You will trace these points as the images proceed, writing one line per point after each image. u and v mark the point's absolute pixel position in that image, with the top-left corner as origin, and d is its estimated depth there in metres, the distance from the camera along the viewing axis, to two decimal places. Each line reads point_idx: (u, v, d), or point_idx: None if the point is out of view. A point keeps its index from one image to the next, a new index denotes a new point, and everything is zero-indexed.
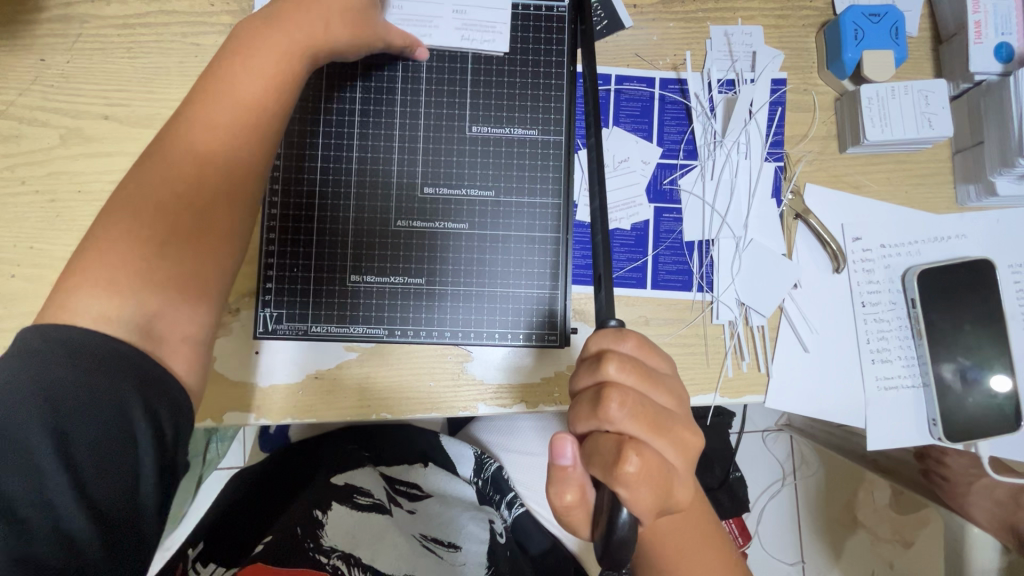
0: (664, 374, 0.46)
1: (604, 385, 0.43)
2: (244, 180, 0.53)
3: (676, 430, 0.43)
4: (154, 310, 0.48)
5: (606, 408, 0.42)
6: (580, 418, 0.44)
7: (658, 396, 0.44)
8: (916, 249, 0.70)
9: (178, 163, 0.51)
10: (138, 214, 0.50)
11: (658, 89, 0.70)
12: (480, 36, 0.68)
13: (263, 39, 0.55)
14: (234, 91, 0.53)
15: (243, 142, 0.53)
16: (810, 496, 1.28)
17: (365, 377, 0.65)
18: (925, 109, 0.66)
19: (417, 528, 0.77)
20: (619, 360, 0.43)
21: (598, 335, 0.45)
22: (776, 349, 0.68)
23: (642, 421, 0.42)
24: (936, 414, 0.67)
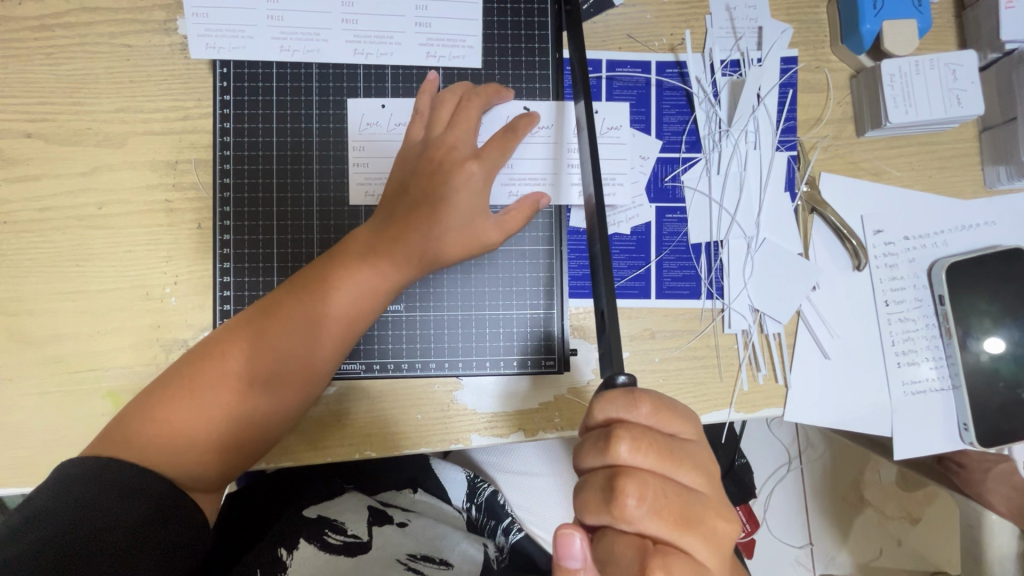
0: (685, 443, 0.41)
1: (618, 472, 0.38)
2: (301, 382, 0.53)
3: (705, 522, 0.38)
4: (217, 458, 0.50)
5: (620, 505, 0.37)
6: (589, 511, 0.39)
7: (680, 477, 0.40)
8: (942, 240, 0.64)
9: (264, 327, 0.52)
10: (222, 368, 0.51)
11: (654, 75, 0.63)
12: (448, 52, 0.60)
13: (374, 238, 0.54)
14: (328, 272, 0.54)
15: (310, 358, 0.53)
16: (816, 477, 1.18)
17: (345, 415, 0.58)
18: (952, 85, 0.59)
19: (405, 549, 0.65)
20: (632, 440, 0.39)
21: (608, 403, 0.40)
22: (794, 358, 0.62)
23: (665, 520, 0.37)
24: (968, 419, 0.62)
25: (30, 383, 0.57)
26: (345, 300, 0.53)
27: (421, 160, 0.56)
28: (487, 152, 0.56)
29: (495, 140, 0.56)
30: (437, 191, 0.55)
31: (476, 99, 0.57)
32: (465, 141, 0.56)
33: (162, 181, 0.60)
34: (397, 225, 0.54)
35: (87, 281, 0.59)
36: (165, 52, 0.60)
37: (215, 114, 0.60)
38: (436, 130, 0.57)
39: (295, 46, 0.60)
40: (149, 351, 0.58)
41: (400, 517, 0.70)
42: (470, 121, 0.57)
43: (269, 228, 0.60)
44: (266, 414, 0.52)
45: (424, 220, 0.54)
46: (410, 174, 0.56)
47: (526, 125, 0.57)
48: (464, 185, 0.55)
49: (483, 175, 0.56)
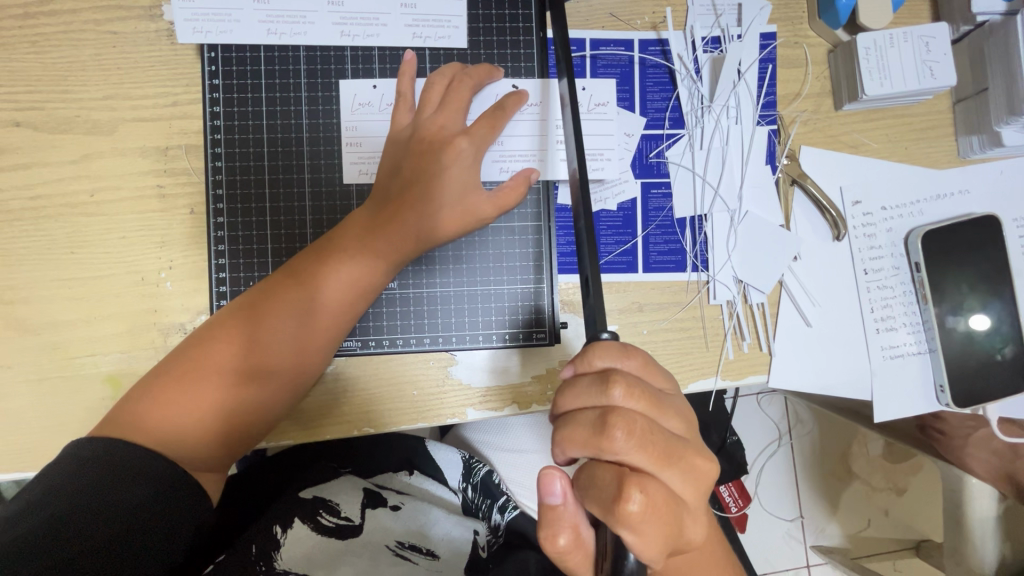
0: (670, 398, 0.44)
1: (608, 411, 0.40)
2: (299, 364, 0.54)
3: (686, 459, 0.40)
4: (219, 438, 0.52)
5: (608, 435, 0.39)
6: (577, 444, 0.41)
7: (664, 420, 0.42)
8: (918, 209, 0.66)
9: (264, 310, 0.53)
10: (224, 351, 0.52)
11: (637, 52, 0.64)
12: (434, 33, 0.61)
13: (369, 220, 0.55)
14: (326, 255, 0.54)
15: (309, 339, 0.54)
16: (805, 454, 1.21)
17: (342, 392, 0.59)
18: (925, 57, 0.61)
19: (393, 536, 0.68)
20: (626, 384, 0.41)
21: (604, 350, 0.43)
22: (777, 326, 0.64)
23: (648, 451, 0.39)
24: (944, 380, 0.64)
25: (30, 369, 0.58)
26: (344, 279, 0.54)
27: (413, 141, 0.57)
28: (476, 130, 0.57)
29: (484, 118, 0.57)
30: (430, 170, 0.56)
31: (467, 80, 0.58)
32: (455, 120, 0.57)
33: (153, 167, 0.60)
34: (391, 204, 0.55)
35: (82, 268, 0.59)
36: (151, 37, 0.60)
37: (205, 98, 0.60)
38: (426, 111, 0.57)
39: (282, 29, 0.60)
40: (147, 335, 0.59)
41: (395, 499, 0.72)
42: (460, 101, 0.57)
43: (262, 211, 0.61)
44: (267, 395, 0.53)
45: (418, 199, 0.55)
46: (403, 155, 0.57)
47: (515, 104, 0.58)
48: (455, 163, 0.56)
49: (474, 152, 0.57)
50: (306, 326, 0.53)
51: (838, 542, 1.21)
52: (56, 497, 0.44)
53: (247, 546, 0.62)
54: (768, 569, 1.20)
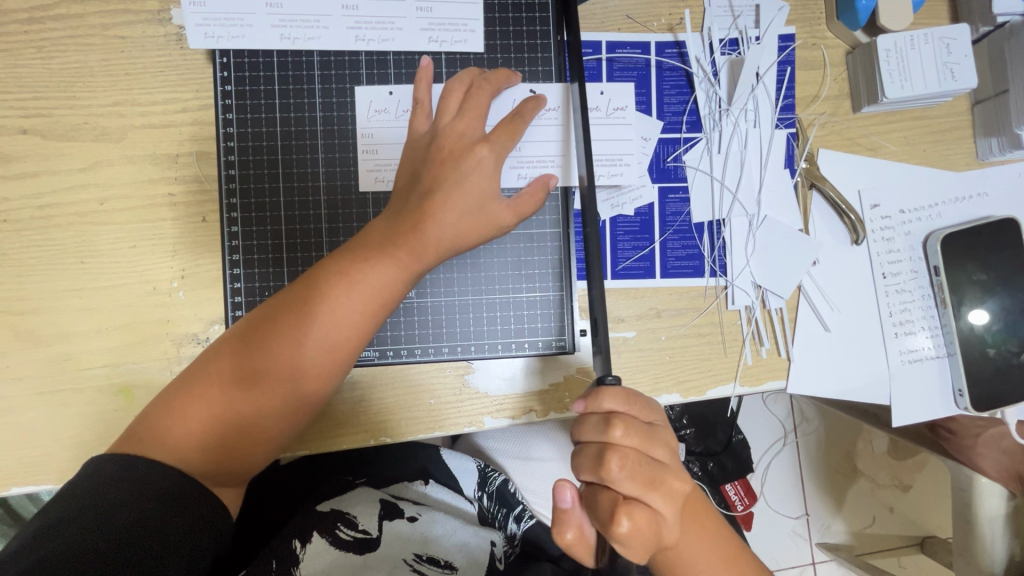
0: (661, 429, 0.48)
1: (606, 447, 0.45)
2: (314, 380, 0.53)
3: (670, 486, 0.45)
4: (233, 455, 0.51)
5: (605, 469, 0.44)
6: (583, 470, 0.46)
7: (656, 453, 0.46)
8: (937, 212, 0.65)
9: (278, 326, 0.52)
10: (238, 367, 0.51)
11: (654, 55, 0.63)
12: (449, 36, 0.60)
13: (385, 232, 0.54)
14: (340, 269, 0.53)
15: (324, 355, 0.52)
16: (812, 453, 1.21)
17: (360, 402, 0.59)
18: (945, 59, 0.60)
19: (410, 548, 0.67)
20: (624, 424, 0.45)
21: (607, 394, 0.46)
22: (795, 331, 0.64)
23: (638, 483, 0.44)
24: (963, 384, 0.64)
25: (41, 381, 0.57)
26: (360, 291, 0.53)
27: (431, 149, 0.55)
28: (496, 137, 0.55)
29: (503, 125, 0.56)
30: (447, 178, 0.54)
31: (486, 85, 0.57)
32: (474, 126, 0.55)
33: (164, 175, 0.59)
34: (409, 215, 0.54)
35: (92, 278, 0.58)
36: (160, 42, 0.59)
37: (217, 105, 0.59)
38: (445, 117, 0.56)
39: (295, 34, 0.59)
40: (160, 346, 0.58)
41: (411, 510, 0.71)
42: (479, 107, 0.56)
43: (276, 219, 0.60)
44: (281, 412, 0.52)
45: (435, 208, 0.53)
46: (421, 164, 0.55)
47: (533, 109, 0.57)
48: (475, 171, 0.54)
49: (493, 159, 0.55)
50: (322, 340, 0.52)
51: (843, 539, 1.21)
52: (77, 514, 0.44)
53: (268, 560, 0.63)
54: (776, 568, 1.20)
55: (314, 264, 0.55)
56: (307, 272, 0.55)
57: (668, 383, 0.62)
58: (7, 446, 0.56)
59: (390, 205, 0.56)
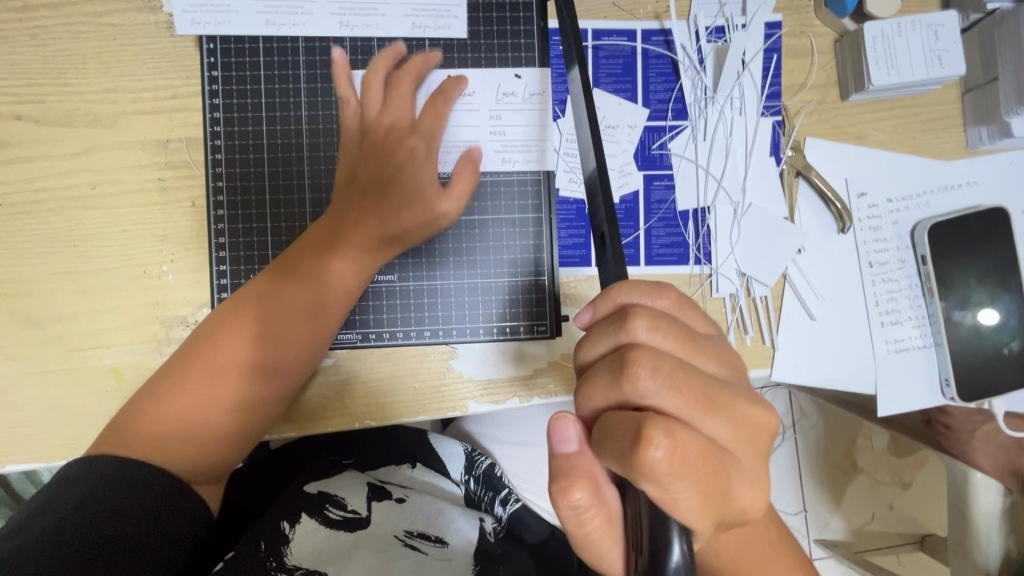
0: (707, 339, 0.39)
1: (628, 347, 0.36)
2: (301, 363, 0.56)
3: (732, 405, 0.34)
4: (229, 443, 0.54)
5: (629, 374, 0.34)
6: (596, 393, 0.36)
7: (699, 362, 0.37)
8: (925, 201, 0.65)
9: (263, 317, 0.55)
10: (224, 359, 0.54)
11: (640, 42, 0.63)
12: (433, 23, 0.61)
13: (346, 225, 0.58)
14: (311, 261, 0.57)
15: (308, 338, 0.56)
16: (809, 447, 1.21)
17: (344, 384, 0.59)
18: (933, 46, 0.60)
19: (401, 526, 0.68)
20: (651, 318, 0.36)
21: (634, 288, 0.39)
22: (780, 320, 0.64)
23: (685, 395, 0.33)
24: (950, 374, 0.64)
25: (34, 362, 0.59)
26: (326, 278, 0.57)
27: (363, 143, 0.60)
28: (424, 125, 0.60)
29: (428, 112, 0.60)
30: (385, 169, 0.60)
31: (405, 76, 0.61)
32: (400, 116, 0.60)
33: (155, 160, 0.60)
34: (354, 205, 0.59)
35: (85, 262, 0.59)
36: (151, 30, 0.60)
37: (204, 90, 0.60)
38: (371, 112, 0.61)
39: (279, 20, 0.60)
40: (150, 328, 0.59)
41: (399, 493, 0.72)
42: (404, 99, 0.61)
43: (261, 203, 0.61)
44: (272, 397, 0.55)
45: (377, 200, 0.60)
46: (357, 161, 0.60)
47: (455, 88, 0.60)
48: (411, 163, 0.61)
49: (424, 148, 0.61)
50: (294, 325, 0.56)
51: (840, 535, 1.21)
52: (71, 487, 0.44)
53: (257, 540, 0.62)
54: None
55: (279, 257, 0.59)
56: (274, 264, 0.58)
57: None
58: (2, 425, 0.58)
59: (337, 198, 0.60)
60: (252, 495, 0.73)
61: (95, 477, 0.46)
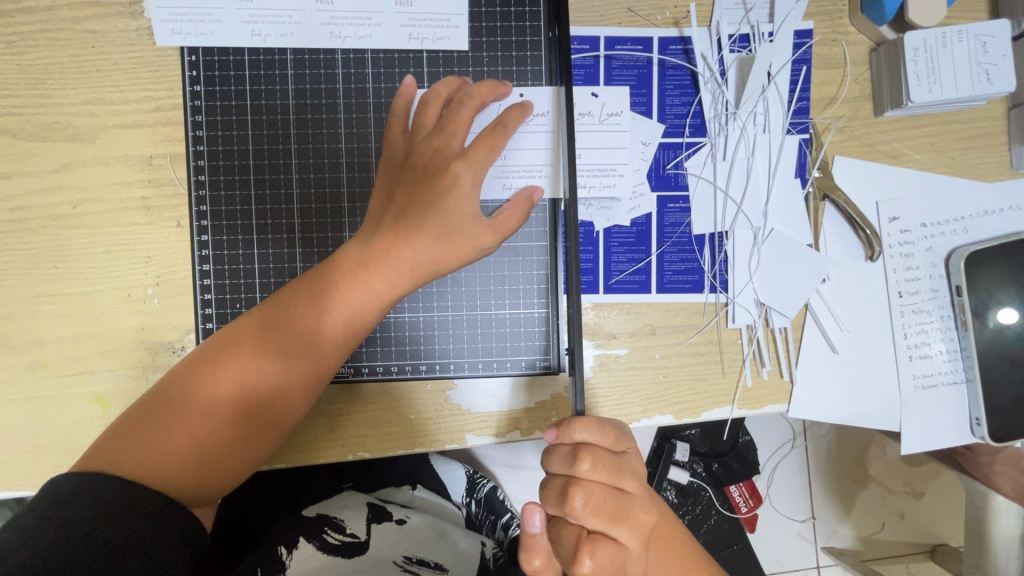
0: (633, 457, 0.45)
1: (571, 481, 0.42)
2: (296, 395, 0.51)
3: (637, 518, 0.42)
4: (213, 475, 0.50)
5: (567, 505, 0.41)
6: (547, 503, 0.43)
7: (626, 484, 0.43)
8: (963, 226, 0.60)
9: (265, 340, 0.51)
10: (220, 381, 0.50)
11: (656, 53, 0.59)
12: (431, 33, 0.57)
13: (371, 249, 0.52)
14: (325, 284, 0.51)
15: (307, 369, 0.51)
16: (820, 458, 1.16)
17: (337, 417, 0.56)
18: (981, 59, 0.55)
19: (400, 550, 0.65)
20: (592, 457, 0.42)
21: (584, 426, 0.43)
22: (800, 353, 0.60)
23: (603, 519, 0.41)
24: (981, 413, 0.60)
25: (16, 388, 0.56)
26: (342, 312, 0.51)
27: (406, 166, 0.53)
28: (474, 152, 0.52)
29: (483, 138, 0.52)
30: (421, 199, 0.52)
31: (469, 101, 0.53)
32: (452, 140, 0.52)
33: (138, 177, 0.57)
34: (382, 235, 0.52)
35: (67, 284, 0.57)
36: (132, 37, 0.56)
37: (186, 106, 0.56)
38: (422, 133, 0.54)
39: (266, 30, 0.56)
40: (135, 354, 0.57)
41: (400, 513, 0.69)
42: (460, 120, 0.52)
43: (248, 227, 0.58)
44: (264, 428, 0.51)
45: (410, 228, 0.51)
46: (395, 183, 0.53)
47: (518, 117, 0.53)
48: (453, 192, 0.51)
49: (472, 177, 0.52)
50: (305, 361, 0.51)
51: (849, 544, 1.16)
52: (67, 504, 0.43)
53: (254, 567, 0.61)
54: (778, 571, 1.15)
55: (299, 277, 0.54)
56: (292, 284, 0.53)
57: (662, 404, 0.59)
58: None
59: (371, 218, 0.54)
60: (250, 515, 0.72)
61: (94, 496, 0.44)
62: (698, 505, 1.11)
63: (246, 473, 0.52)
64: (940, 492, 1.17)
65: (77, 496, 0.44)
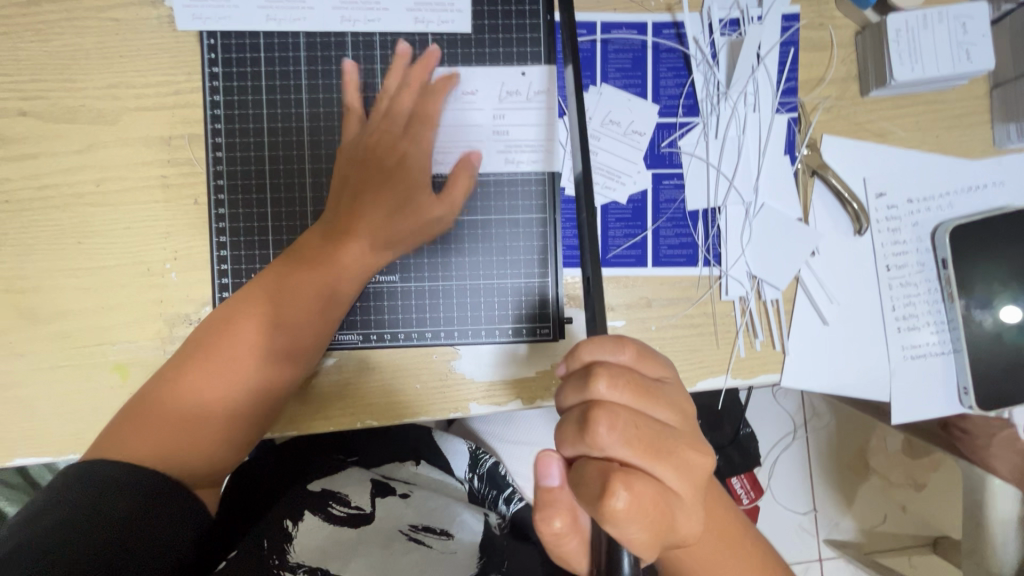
0: (665, 387, 0.41)
1: (592, 405, 0.37)
2: (288, 363, 0.55)
3: (676, 449, 0.37)
4: (209, 445, 0.52)
5: (591, 431, 0.36)
6: (566, 442, 0.38)
7: (656, 412, 0.39)
8: (948, 202, 0.62)
9: (251, 313, 0.55)
10: (211, 354, 0.53)
11: (651, 36, 0.61)
12: (435, 17, 0.60)
13: (339, 226, 0.58)
14: (297, 259, 0.57)
15: (296, 336, 0.55)
16: (819, 446, 1.17)
17: (346, 384, 0.59)
18: (961, 39, 0.57)
19: (405, 519, 0.67)
20: (610, 375, 0.38)
21: (598, 344, 0.40)
22: (792, 324, 0.62)
23: (636, 447, 0.36)
24: (969, 382, 0.61)
25: (40, 358, 0.59)
26: (325, 279, 0.56)
27: (360, 151, 0.59)
28: (423, 135, 0.59)
29: (421, 121, 0.59)
30: (378, 178, 0.59)
31: (412, 89, 0.59)
32: (396, 125, 0.59)
33: (158, 157, 0.60)
34: (344, 213, 0.58)
35: (89, 258, 0.59)
36: (153, 24, 0.59)
37: (205, 87, 0.59)
38: (365, 123, 0.60)
39: (280, 15, 0.59)
40: (154, 325, 0.59)
41: (404, 488, 0.72)
42: (405, 109, 0.59)
43: (262, 202, 0.60)
44: (256, 399, 0.54)
45: (371, 202, 0.59)
46: (353, 165, 0.59)
47: (443, 88, 0.59)
48: (405, 166, 0.59)
49: (423, 155, 0.59)
50: (293, 329, 0.55)
51: (852, 536, 1.17)
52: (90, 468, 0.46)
53: (260, 540, 0.62)
54: None
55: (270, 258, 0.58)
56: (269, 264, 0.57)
57: None
58: (8, 419, 0.58)
59: (333, 200, 0.59)
60: (260, 487, 0.73)
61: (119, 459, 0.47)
62: None
63: (241, 446, 0.54)
64: (942, 484, 1.18)
65: (98, 462, 0.46)
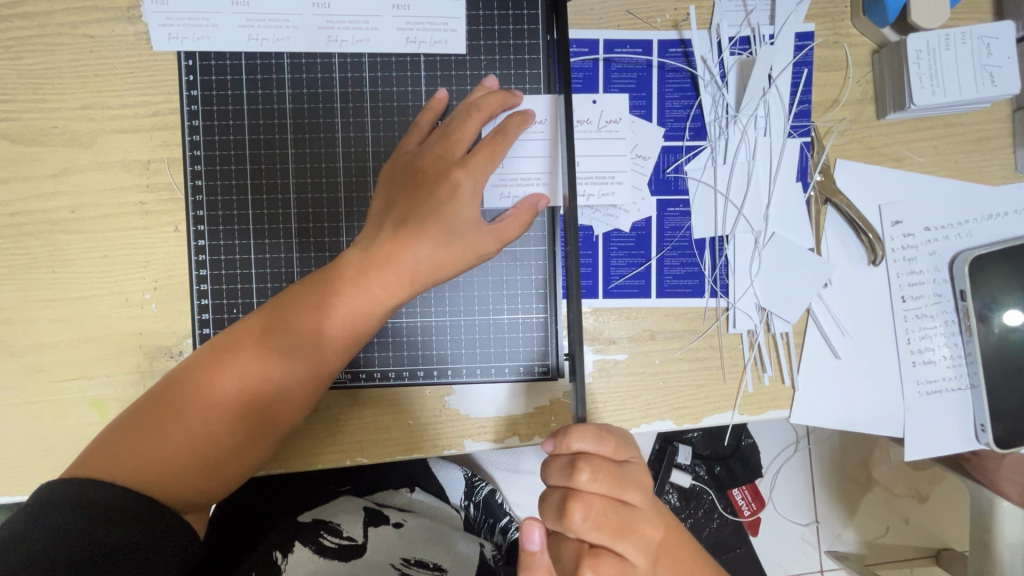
0: (636, 468, 0.44)
1: (569, 493, 0.41)
2: (289, 402, 0.51)
3: (640, 529, 0.41)
4: (196, 479, 0.49)
5: (567, 519, 0.40)
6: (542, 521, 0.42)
7: (628, 495, 0.42)
8: (967, 230, 0.59)
9: (264, 344, 0.51)
10: (216, 384, 0.50)
11: (656, 56, 0.58)
12: (429, 37, 0.57)
13: (371, 256, 0.51)
14: (324, 290, 0.51)
15: (301, 376, 0.51)
16: (823, 461, 1.14)
17: (334, 421, 0.56)
18: (985, 62, 0.54)
19: (397, 553, 0.63)
20: (590, 466, 0.41)
21: (580, 433, 0.42)
22: (802, 357, 0.59)
23: (605, 532, 0.40)
24: (986, 419, 0.59)
25: (13, 393, 0.56)
26: (348, 310, 0.51)
27: (411, 172, 0.53)
28: (474, 160, 0.52)
29: (483, 146, 0.52)
30: (425, 206, 0.52)
31: (477, 114, 0.53)
32: (454, 148, 0.53)
33: (136, 182, 0.57)
34: (382, 241, 0.52)
35: (64, 288, 0.56)
36: (130, 42, 0.56)
37: (183, 111, 0.56)
38: (426, 143, 0.54)
39: (263, 35, 0.56)
40: (133, 359, 0.56)
41: (396, 516, 0.68)
42: (464, 130, 0.53)
43: (245, 233, 0.57)
44: (253, 434, 0.51)
45: (412, 233, 0.51)
46: (399, 190, 0.53)
47: (518, 125, 0.53)
48: (455, 196, 0.51)
49: (472, 185, 0.52)
50: (304, 365, 0.51)
51: (854, 548, 1.15)
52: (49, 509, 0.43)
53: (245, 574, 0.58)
54: None
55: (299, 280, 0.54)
56: (291, 288, 0.53)
57: (662, 410, 0.58)
58: None
59: (374, 223, 0.53)
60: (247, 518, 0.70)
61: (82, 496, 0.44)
62: (700, 509, 1.09)
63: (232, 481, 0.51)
64: (944, 496, 1.15)
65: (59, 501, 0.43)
